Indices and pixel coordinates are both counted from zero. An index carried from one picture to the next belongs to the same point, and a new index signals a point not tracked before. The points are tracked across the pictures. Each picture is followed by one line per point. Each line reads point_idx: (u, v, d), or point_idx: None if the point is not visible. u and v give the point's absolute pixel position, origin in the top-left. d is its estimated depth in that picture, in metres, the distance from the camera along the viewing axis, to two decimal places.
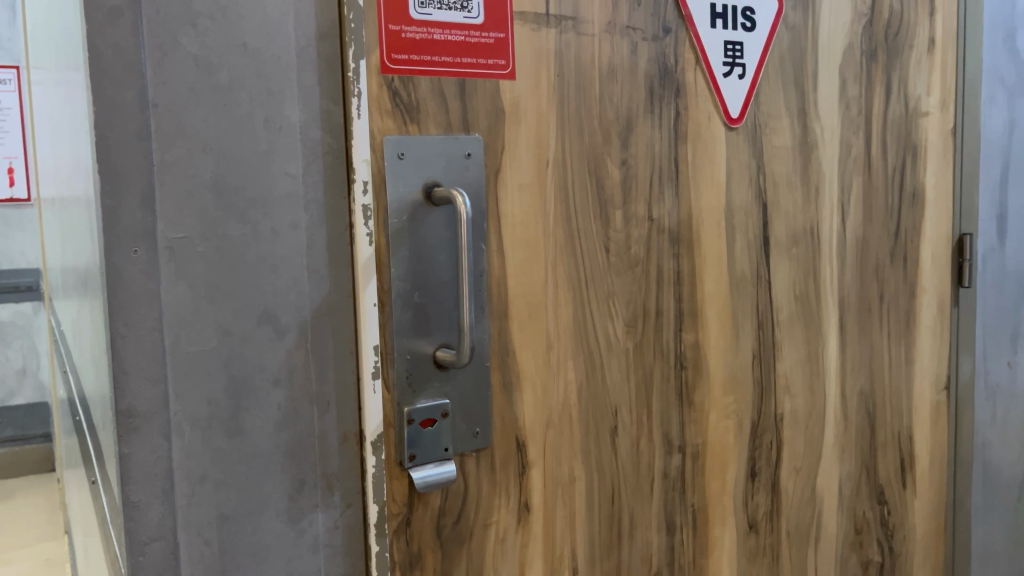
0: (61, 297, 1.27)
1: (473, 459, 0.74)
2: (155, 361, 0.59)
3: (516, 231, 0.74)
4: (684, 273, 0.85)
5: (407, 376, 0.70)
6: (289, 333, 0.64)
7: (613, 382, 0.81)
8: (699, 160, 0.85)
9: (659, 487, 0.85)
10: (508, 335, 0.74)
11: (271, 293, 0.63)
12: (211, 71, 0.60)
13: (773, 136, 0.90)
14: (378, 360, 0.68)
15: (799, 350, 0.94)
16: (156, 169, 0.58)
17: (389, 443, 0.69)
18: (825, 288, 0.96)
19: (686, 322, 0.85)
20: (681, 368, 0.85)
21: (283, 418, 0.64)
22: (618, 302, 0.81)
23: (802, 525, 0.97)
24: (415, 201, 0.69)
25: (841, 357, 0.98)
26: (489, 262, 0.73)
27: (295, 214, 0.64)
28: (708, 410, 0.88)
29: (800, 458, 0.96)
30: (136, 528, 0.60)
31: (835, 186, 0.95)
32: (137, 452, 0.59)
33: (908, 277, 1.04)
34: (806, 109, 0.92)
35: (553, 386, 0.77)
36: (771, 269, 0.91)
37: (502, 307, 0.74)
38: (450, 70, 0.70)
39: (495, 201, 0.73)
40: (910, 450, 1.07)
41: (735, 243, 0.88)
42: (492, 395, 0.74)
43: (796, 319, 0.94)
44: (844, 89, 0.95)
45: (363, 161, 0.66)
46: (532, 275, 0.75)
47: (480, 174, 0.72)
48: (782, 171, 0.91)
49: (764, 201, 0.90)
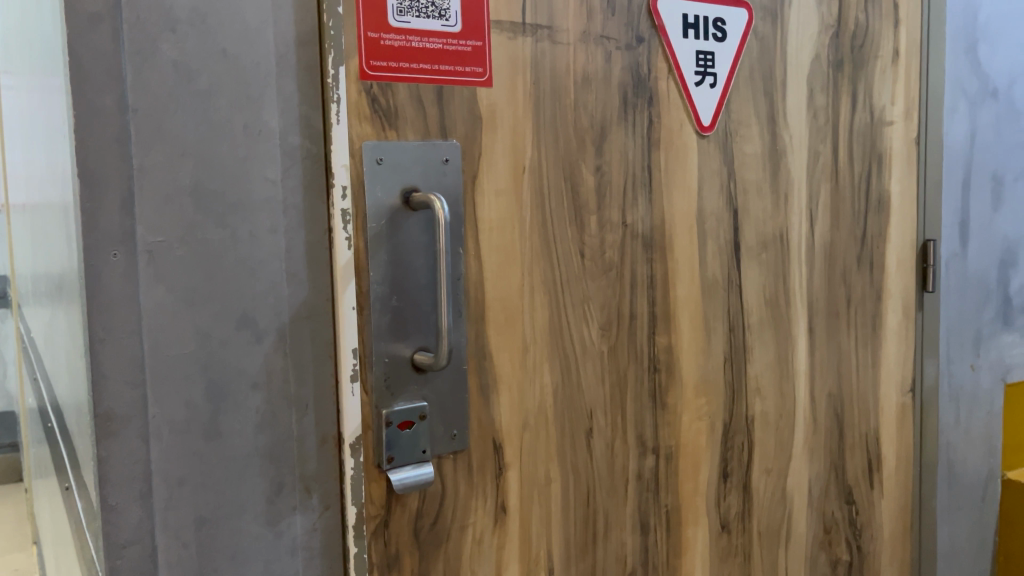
0: (32, 304, 1.26)
1: (450, 462, 0.74)
2: (133, 365, 0.60)
3: (492, 236, 0.75)
4: (658, 278, 0.86)
5: (385, 380, 0.70)
6: (267, 337, 0.65)
7: (588, 385, 0.82)
8: (671, 167, 0.87)
9: (633, 488, 0.87)
10: (485, 338, 0.75)
11: (250, 297, 0.64)
12: (191, 77, 0.60)
13: (743, 143, 0.92)
14: (357, 363, 0.69)
15: (769, 353, 0.96)
16: (135, 173, 0.59)
17: (367, 446, 0.70)
18: (794, 292, 0.98)
19: (660, 325, 0.87)
20: (655, 371, 0.87)
21: (261, 421, 0.65)
22: (593, 305, 0.82)
23: (772, 525, 0.99)
24: (393, 205, 0.70)
25: (810, 360, 1.00)
26: (466, 266, 0.74)
27: (274, 218, 0.64)
28: (681, 412, 0.89)
29: (771, 460, 0.98)
30: (113, 531, 0.60)
31: (804, 193, 0.98)
32: (115, 455, 0.60)
33: (875, 282, 1.06)
34: (775, 118, 0.94)
35: (529, 389, 0.78)
36: (741, 274, 0.93)
37: (479, 311, 0.75)
38: (428, 77, 0.71)
39: (472, 206, 0.74)
40: (877, 451, 1.09)
41: (707, 248, 0.90)
42: (469, 398, 0.75)
43: (766, 322, 0.96)
44: (812, 99, 0.97)
45: (342, 166, 0.66)
46: (508, 279, 0.76)
47: (458, 180, 0.73)
48: (752, 178, 0.93)
49: (734, 207, 0.92)
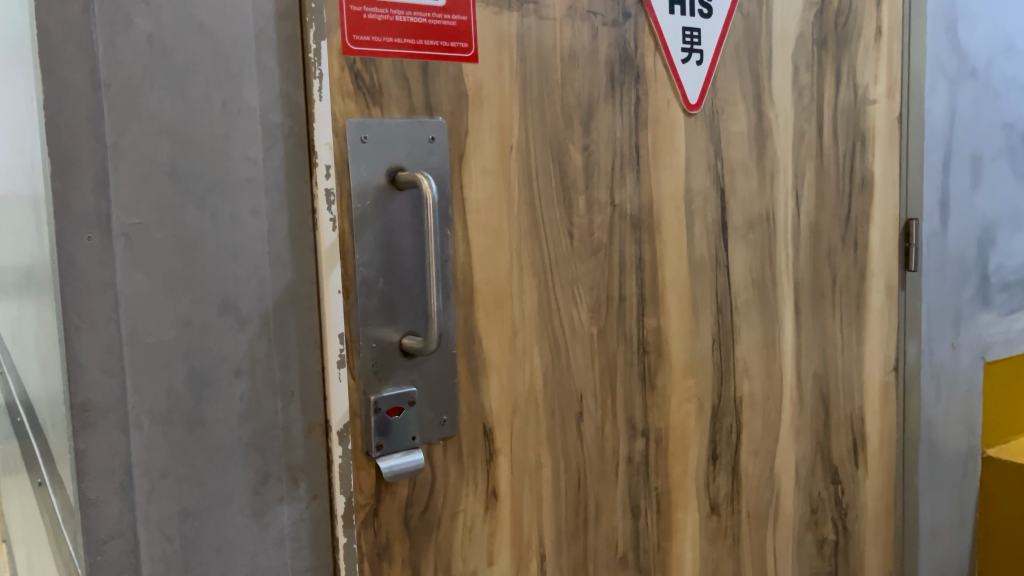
0: None
1: (441, 448, 0.73)
2: (111, 353, 0.57)
3: (480, 217, 0.74)
4: (646, 259, 0.85)
5: (373, 365, 0.68)
6: (251, 323, 0.62)
7: (578, 368, 0.81)
8: (659, 146, 0.85)
9: (623, 472, 0.86)
10: (473, 322, 0.74)
11: (232, 282, 0.61)
12: (167, 52, 0.57)
13: (730, 122, 0.91)
14: (344, 349, 0.67)
15: (756, 334, 0.96)
16: (109, 152, 0.56)
17: (355, 434, 0.68)
18: (780, 272, 0.97)
19: (648, 306, 0.86)
20: (643, 353, 0.86)
21: (246, 409, 0.63)
22: (582, 287, 0.81)
23: (761, 506, 0.99)
24: (379, 185, 0.67)
25: (796, 340, 1.00)
26: (454, 248, 0.72)
27: (255, 200, 0.62)
28: (670, 394, 0.88)
29: (759, 440, 0.98)
30: (93, 526, 0.58)
31: (789, 173, 0.97)
32: (94, 447, 0.57)
33: (859, 261, 1.06)
34: (761, 96, 0.93)
35: (519, 372, 0.77)
36: (729, 254, 0.92)
37: (467, 294, 0.73)
38: (412, 52, 0.68)
39: (460, 186, 0.72)
40: (862, 431, 1.09)
41: (695, 228, 0.89)
42: (459, 383, 0.73)
43: (753, 303, 0.95)
44: (797, 77, 0.96)
45: (325, 145, 0.64)
46: (497, 261, 0.75)
47: (444, 159, 0.71)
48: (739, 157, 0.92)
49: (721, 186, 0.91)
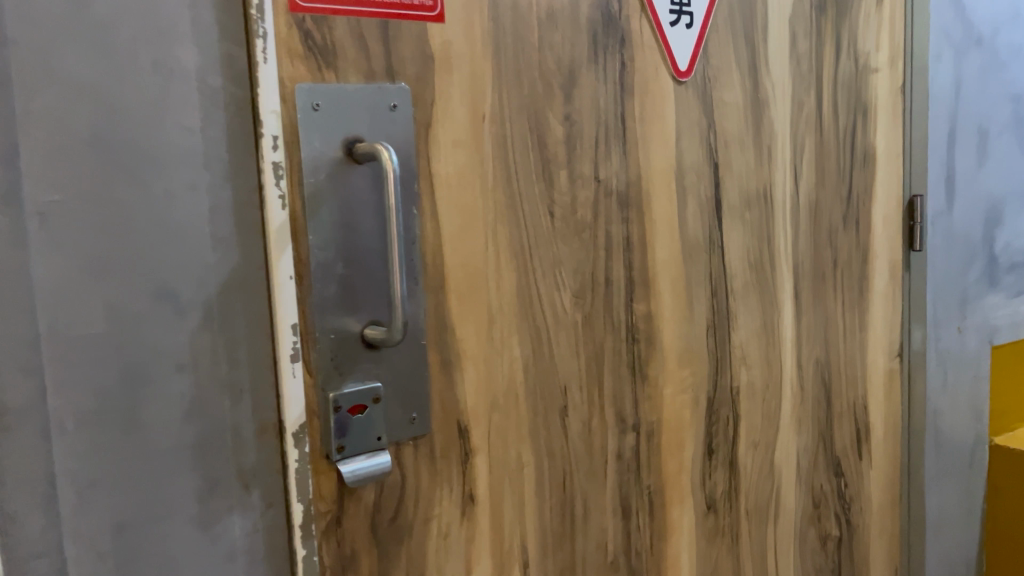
0: None
1: (411, 449, 0.66)
2: (28, 349, 0.50)
3: (451, 194, 0.67)
4: (634, 239, 0.79)
5: (332, 359, 0.62)
6: (192, 312, 0.56)
7: (562, 358, 0.75)
8: (647, 117, 0.79)
9: (613, 469, 0.79)
10: (445, 309, 0.67)
11: (169, 266, 0.55)
12: (85, 5, 0.50)
13: (723, 91, 0.84)
14: (298, 341, 0.60)
15: (754, 319, 0.89)
16: (19, 120, 0.49)
17: (313, 435, 0.61)
18: (779, 253, 0.91)
19: (638, 290, 0.79)
20: (633, 341, 0.79)
21: (188, 409, 0.56)
22: (565, 271, 0.74)
23: (760, 503, 0.93)
24: (335, 158, 0.61)
25: (796, 326, 0.94)
26: (422, 228, 0.65)
27: (194, 174, 0.55)
28: (663, 385, 0.82)
29: (758, 433, 0.91)
30: (12, 544, 0.51)
31: (787, 147, 0.91)
32: (10, 455, 0.50)
33: (862, 241, 1.00)
34: (756, 63, 0.86)
35: (497, 364, 0.70)
36: (724, 234, 0.86)
37: (438, 279, 0.66)
38: (370, 10, 0.61)
39: (427, 159, 0.65)
40: (865, 420, 1.03)
41: (687, 206, 0.82)
42: (430, 377, 0.67)
43: (750, 286, 0.89)
44: (795, 43, 0.90)
45: (271, 113, 0.57)
46: (470, 243, 0.68)
47: (409, 129, 0.64)
48: (733, 129, 0.86)
49: (714, 160, 0.84)
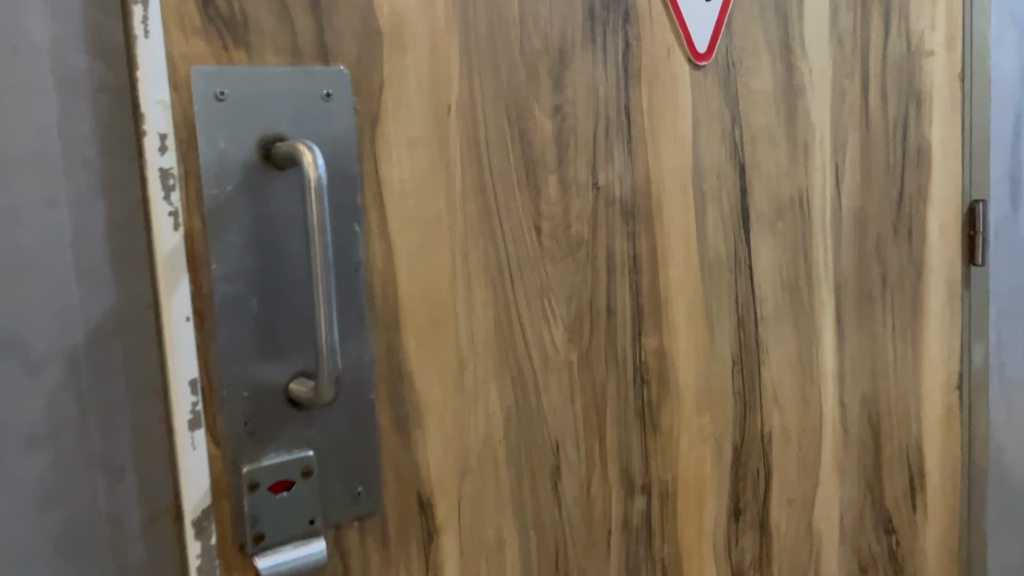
0: None
1: (355, 531, 0.52)
2: None
3: (406, 206, 0.53)
4: (643, 258, 0.64)
5: (247, 423, 0.47)
6: (52, 362, 0.44)
7: (553, 408, 0.60)
8: (658, 108, 0.64)
9: (618, 541, 0.65)
10: (400, 353, 0.53)
11: (19, 304, 0.44)
12: None
13: (750, 77, 0.70)
14: (199, 402, 0.46)
15: (789, 351, 0.74)
16: None
17: (221, 521, 0.47)
18: (818, 271, 0.76)
19: (647, 321, 0.65)
20: (642, 383, 0.65)
21: (48, 484, 0.45)
22: (556, 300, 0.60)
23: (797, 569, 0.78)
24: (249, 161, 0.46)
25: (838, 357, 0.79)
26: (368, 250, 0.51)
27: (53, 188, 0.44)
28: (679, 435, 0.67)
29: (793, 487, 0.76)
30: None
31: (827, 144, 0.76)
32: None
33: (915, 254, 0.84)
34: (789, 44, 0.72)
35: (468, 419, 0.56)
36: (751, 250, 0.71)
37: (390, 314, 0.52)
38: None
39: (375, 164, 0.51)
40: (918, 464, 0.88)
41: (707, 217, 0.68)
42: (381, 439, 0.52)
43: (784, 312, 0.74)
44: (835, 20, 0.75)
45: (157, 103, 0.44)
46: (433, 268, 0.54)
47: (348, 125, 0.50)
48: (762, 123, 0.71)
49: (740, 161, 0.70)
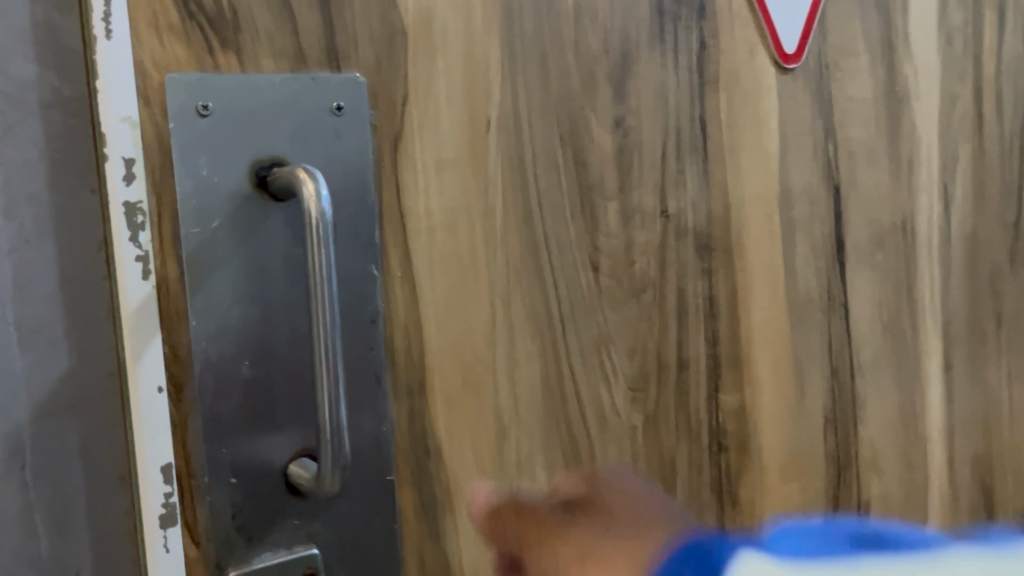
0: None
1: None
2: None
3: (434, 242, 0.43)
4: (721, 300, 0.54)
5: (235, 517, 0.38)
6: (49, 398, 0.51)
7: (613, 483, 0.50)
8: (738, 120, 0.54)
9: None
10: (427, 421, 0.43)
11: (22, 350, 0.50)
12: None
13: (847, 82, 0.59)
14: (174, 490, 0.37)
15: (890, 405, 0.63)
16: None
17: None
18: (924, 310, 0.64)
19: (725, 375, 0.54)
20: (719, 449, 0.54)
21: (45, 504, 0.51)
22: (617, 352, 0.50)
23: None
24: (238, 191, 0.37)
25: (950, 413, 0.66)
26: (389, 298, 0.42)
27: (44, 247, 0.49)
28: (763, 511, 0.56)
29: None
30: None
31: (936, 160, 0.64)
32: None
33: None
34: (892, 43, 0.61)
35: (510, 500, 0.47)
36: (846, 287, 0.60)
37: (416, 374, 0.43)
38: None
39: (398, 192, 0.42)
40: None
41: (795, 248, 0.57)
42: (402, 527, 0.43)
43: (885, 359, 0.62)
44: (946, 13, 0.63)
45: (121, 121, 0.35)
46: (468, 317, 0.44)
47: (364, 144, 0.41)
48: (861, 136, 0.60)
49: (834, 181, 0.59)
